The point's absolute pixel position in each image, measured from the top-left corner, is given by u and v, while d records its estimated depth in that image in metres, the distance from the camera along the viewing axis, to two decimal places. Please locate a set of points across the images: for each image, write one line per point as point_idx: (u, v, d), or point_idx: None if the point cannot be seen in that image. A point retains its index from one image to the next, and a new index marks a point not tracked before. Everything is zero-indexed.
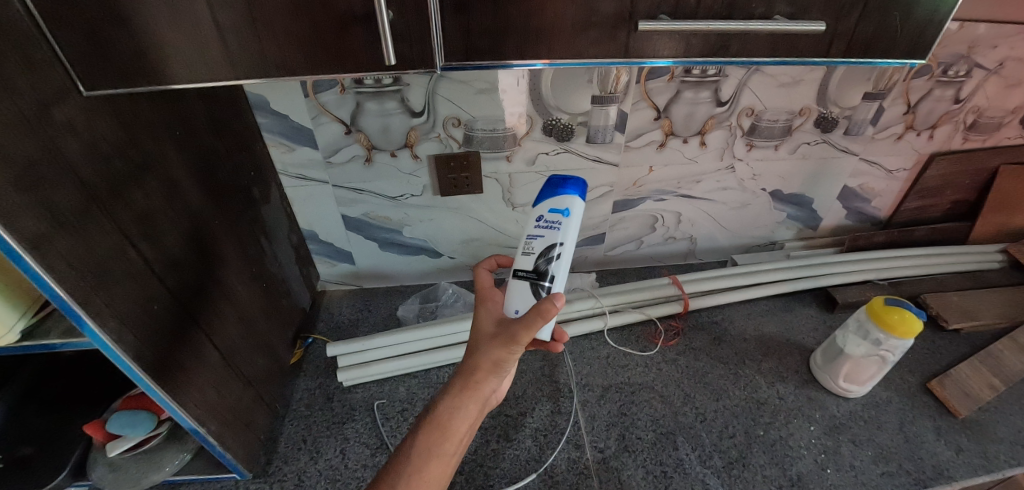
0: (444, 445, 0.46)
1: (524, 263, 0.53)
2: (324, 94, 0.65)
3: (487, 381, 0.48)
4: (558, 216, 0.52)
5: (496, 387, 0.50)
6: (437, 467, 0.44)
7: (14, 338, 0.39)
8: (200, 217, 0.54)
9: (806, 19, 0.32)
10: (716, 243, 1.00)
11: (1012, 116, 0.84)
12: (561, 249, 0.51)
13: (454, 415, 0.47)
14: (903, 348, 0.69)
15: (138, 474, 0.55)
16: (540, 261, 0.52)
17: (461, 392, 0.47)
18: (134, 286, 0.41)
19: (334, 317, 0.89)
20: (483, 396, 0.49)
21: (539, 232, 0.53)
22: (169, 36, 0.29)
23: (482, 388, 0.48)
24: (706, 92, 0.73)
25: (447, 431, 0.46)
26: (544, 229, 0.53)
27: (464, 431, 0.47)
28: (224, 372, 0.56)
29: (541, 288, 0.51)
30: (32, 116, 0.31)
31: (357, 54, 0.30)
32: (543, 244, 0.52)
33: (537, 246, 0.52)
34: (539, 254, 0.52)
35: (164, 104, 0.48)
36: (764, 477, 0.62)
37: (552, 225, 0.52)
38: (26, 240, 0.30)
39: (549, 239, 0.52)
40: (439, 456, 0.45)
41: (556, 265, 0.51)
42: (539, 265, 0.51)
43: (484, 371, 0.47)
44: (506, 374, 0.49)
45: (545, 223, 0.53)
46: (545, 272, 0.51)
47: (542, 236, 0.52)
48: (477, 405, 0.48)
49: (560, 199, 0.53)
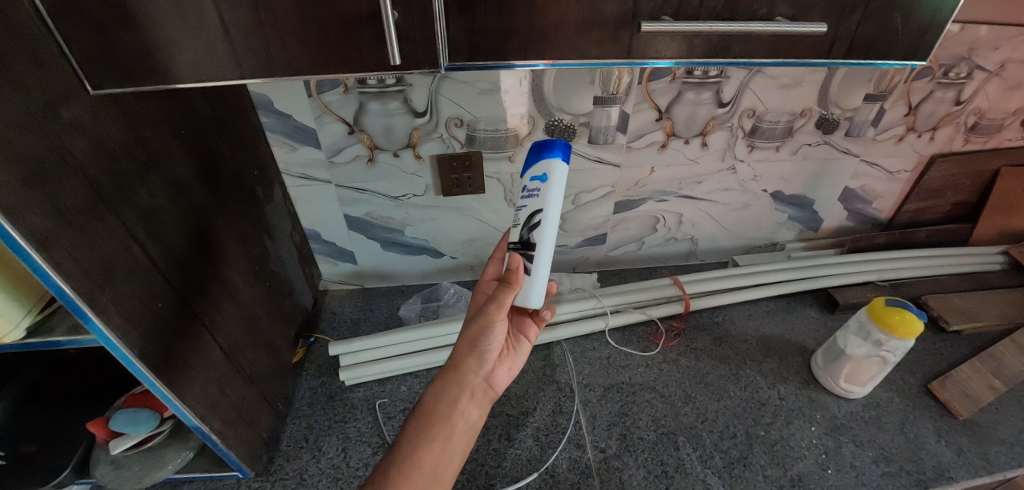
0: (432, 430, 0.47)
1: (513, 235, 0.53)
2: (327, 94, 0.65)
3: (465, 361, 0.50)
4: (537, 183, 0.50)
5: (481, 370, 0.51)
6: (430, 454, 0.45)
7: (19, 335, 0.40)
8: (203, 215, 0.54)
9: (808, 20, 0.32)
10: (716, 243, 1.00)
11: (1013, 117, 0.84)
12: (542, 218, 0.49)
13: (439, 402, 0.48)
14: (903, 348, 0.69)
15: (142, 471, 0.55)
16: (524, 230, 0.51)
17: (446, 378, 0.50)
18: (138, 282, 0.41)
19: (335, 317, 0.89)
20: (468, 380, 0.50)
21: (525, 207, 0.51)
22: (176, 34, 0.29)
23: (462, 370, 0.50)
24: (708, 93, 0.73)
25: (433, 418, 0.47)
26: (526, 198, 0.51)
27: (455, 417, 0.48)
28: (226, 370, 0.56)
29: (524, 258, 0.51)
30: (40, 114, 0.31)
31: (361, 54, 0.30)
32: (526, 214, 0.51)
33: (521, 216, 0.52)
34: (523, 224, 0.51)
35: (169, 104, 0.49)
36: (764, 477, 0.62)
37: (533, 193, 0.51)
38: (31, 236, 0.30)
39: (532, 207, 0.50)
40: (429, 443, 0.46)
41: (537, 233, 0.50)
42: (522, 235, 0.51)
43: (463, 349, 0.51)
44: (486, 355, 0.50)
45: (526, 190, 0.51)
46: (528, 241, 0.50)
47: (525, 206, 0.51)
48: (464, 390, 0.50)
49: (536, 165, 0.51)
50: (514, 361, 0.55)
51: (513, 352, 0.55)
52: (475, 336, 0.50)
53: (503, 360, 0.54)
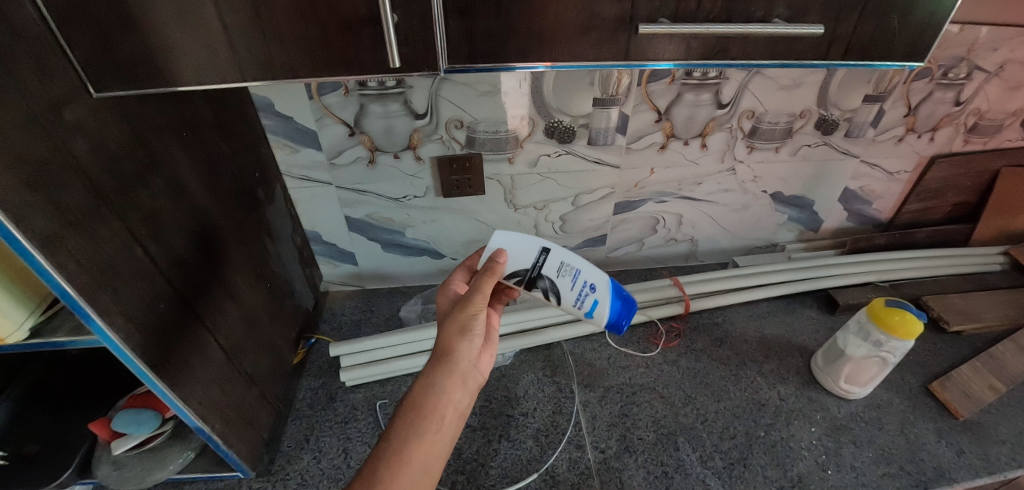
0: (422, 424, 0.42)
1: (548, 268, 0.55)
2: (328, 97, 0.65)
3: (455, 346, 0.46)
4: (586, 303, 0.58)
5: (471, 357, 0.47)
6: (420, 448, 0.41)
7: (23, 335, 0.40)
8: (205, 216, 0.54)
9: (805, 22, 0.32)
10: (716, 244, 1.00)
11: (1013, 118, 0.84)
12: (552, 303, 0.56)
13: (428, 392, 0.44)
14: (904, 349, 0.69)
15: (143, 472, 0.55)
16: (550, 282, 0.55)
17: (434, 367, 0.46)
18: (141, 283, 0.42)
19: (336, 318, 0.89)
20: (459, 367, 0.46)
21: (571, 289, 0.56)
22: (179, 36, 0.29)
23: (454, 356, 0.46)
24: (707, 94, 0.74)
25: (423, 410, 0.43)
26: (578, 286, 0.56)
27: (446, 408, 0.44)
28: (227, 370, 0.56)
29: (525, 280, 0.55)
30: (43, 116, 0.32)
31: (360, 59, 0.31)
32: (564, 286, 0.56)
33: (561, 280, 0.55)
34: (554, 283, 0.55)
35: (171, 105, 0.49)
36: (764, 477, 0.62)
37: (580, 296, 0.57)
38: (35, 237, 0.30)
39: (566, 294, 0.56)
40: (419, 438, 0.42)
41: (539, 294, 0.56)
42: (544, 281, 0.55)
43: (450, 333, 0.47)
44: (475, 340, 0.48)
45: (588, 293, 0.57)
46: (536, 285, 0.55)
47: (571, 286, 0.56)
48: (455, 378, 0.46)
49: (603, 299, 0.58)
50: (494, 346, 0.53)
51: (490, 339, 0.53)
52: (462, 321, 0.48)
53: (485, 346, 0.51)
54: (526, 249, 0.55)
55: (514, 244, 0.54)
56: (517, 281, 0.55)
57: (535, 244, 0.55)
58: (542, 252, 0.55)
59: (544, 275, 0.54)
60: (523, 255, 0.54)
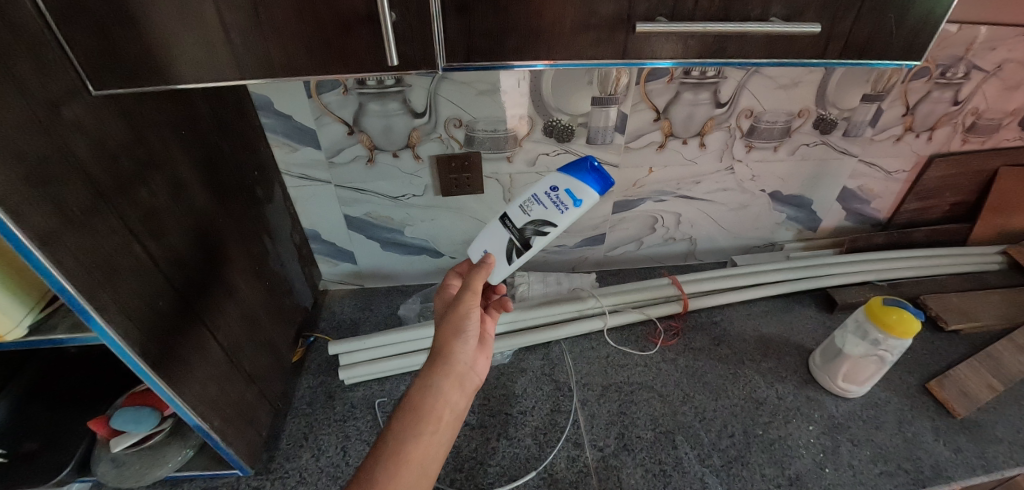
0: (420, 424, 0.43)
1: (516, 220, 0.57)
2: (327, 95, 0.65)
3: (451, 346, 0.47)
4: (566, 200, 0.54)
5: (468, 359, 0.48)
6: (418, 448, 0.41)
7: (22, 332, 0.40)
8: (204, 215, 0.54)
9: (802, 21, 0.32)
10: (715, 243, 1.00)
11: (1012, 117, 0.84)
12: (550, 231, 0.55)
13: (426, 393, 0.44)
14: (902, 348, 0.70)
15: (142, 470, 0.55)
16: (529, 225, 0.56)
17: (431, 369, 0.46)
18: (141, 281, 0.42)
19: (335, 317, 0.89)
20: (456, 369, 0.47)
21: (541, 209, 0.55)
22: (178, 36, 0.29)
23: (451, 356, 0.47)
24: (706, 93, 0.74)
25: (421, 410, 0.43)
26: (549, 201, 0.55)
27: (443, 409, 0.44)
28: (226, 368, 0.56)
29: (516, 246, 0.57)
30: (43, 113, 0.32)
31: (359, 56, 0.31)
32: (540, 213, 0.55)
33: (534, 212, 0.56)
34: (532, 220, 0.56)
35: (171, 104, 0.49)
36: (762, 475, 0.62)
37: (558, 203, 0.55)
38: (36, 235, 0.30)
39: (548, 214, 0.55)
40: (417, 437, 0.42)
41: (537, 238, 0.56)
42: (525, 228, 0.56)
43: (445, 335, 0.49)
44: (470, 340, 0.49)
45: (558, 199, 0.55)
46: (528, 239, 0.56)
47: (543, 207, 0.55)
48: (451, 379, 0.46)
49: (574, 183, 0.54)
50: (491, 350, 0.53)
51: (487, 342, 0.53)
52: (455, 321, 0.49)
53: (482, 348, 0.51)
54: (499, 232, 0.59)
55: (488, 243, 0.59)
56: (513, 254, 0.58)
57: (498, 223, 0.59)
58: (506, 220, 0.59)
59: (519, 228, 0.57)
60: (498, 240, 0.59)
